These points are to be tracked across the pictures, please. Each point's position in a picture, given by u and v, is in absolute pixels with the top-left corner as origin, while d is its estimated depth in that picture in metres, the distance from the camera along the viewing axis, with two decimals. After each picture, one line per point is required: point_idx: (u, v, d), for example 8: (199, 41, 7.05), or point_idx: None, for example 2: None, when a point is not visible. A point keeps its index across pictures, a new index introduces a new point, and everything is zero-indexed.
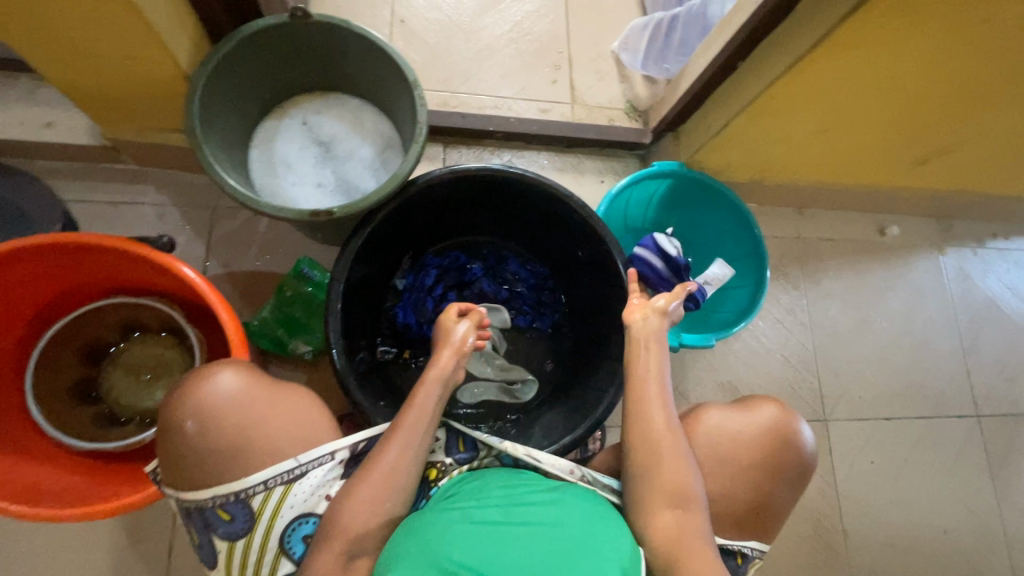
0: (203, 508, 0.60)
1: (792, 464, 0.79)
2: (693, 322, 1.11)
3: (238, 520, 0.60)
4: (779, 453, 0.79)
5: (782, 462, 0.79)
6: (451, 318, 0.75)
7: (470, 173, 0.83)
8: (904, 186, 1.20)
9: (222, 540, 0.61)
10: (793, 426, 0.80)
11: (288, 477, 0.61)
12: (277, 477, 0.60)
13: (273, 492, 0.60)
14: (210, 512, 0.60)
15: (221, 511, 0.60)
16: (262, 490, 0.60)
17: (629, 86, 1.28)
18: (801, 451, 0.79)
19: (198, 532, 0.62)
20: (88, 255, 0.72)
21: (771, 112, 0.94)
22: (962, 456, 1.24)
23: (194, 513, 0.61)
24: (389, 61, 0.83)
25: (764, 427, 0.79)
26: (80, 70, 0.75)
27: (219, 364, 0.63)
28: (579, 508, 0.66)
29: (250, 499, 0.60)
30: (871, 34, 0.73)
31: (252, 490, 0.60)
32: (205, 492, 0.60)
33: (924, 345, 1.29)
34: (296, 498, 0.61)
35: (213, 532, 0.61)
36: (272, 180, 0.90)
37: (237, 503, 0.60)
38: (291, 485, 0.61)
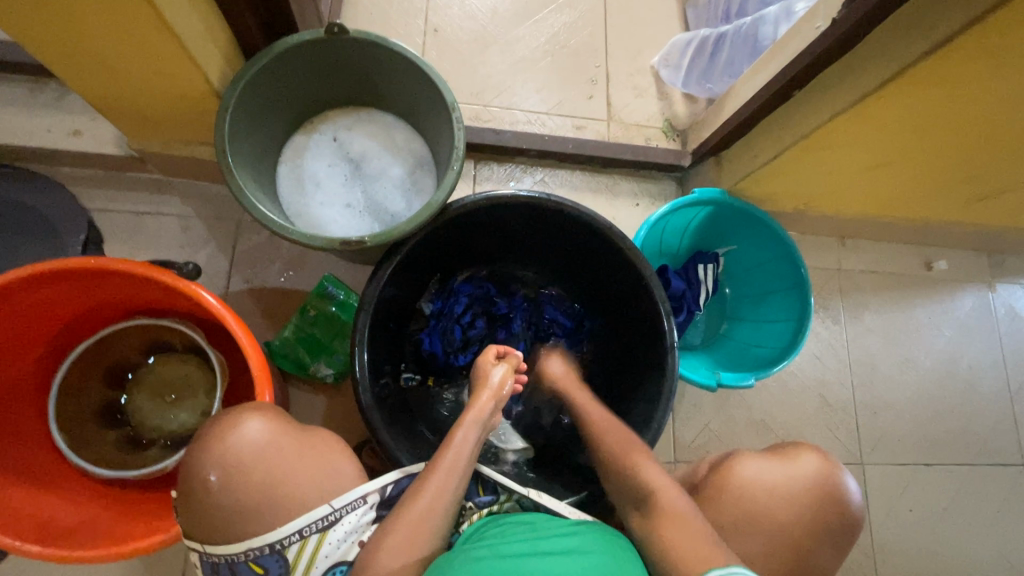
0: (234, 562, 0.56)
1: (836, 523, 0.72)
2: (730, 358, 1.07)
3: (273, 571, 0.56)
4: (823, 510, 0.72)
5: (826, 518, 0.72)
6: (490, 361, 0.78)
7: (506, 200, 0.79)
8: (958, 221, 1.13)
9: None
10: (838, 479, 0.73)
11: (322, 525, 0.57)
12: (312, 524, 0.56)
13: (308, 541, 0.56)
14: (242, 565, 0.56)
15: (254, 564, 0.56)
16: (297, 539, 0.56)
17: (668, 105, 1.23)
18: (849, 507, 0.73)
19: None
20: (109, 278, 0.68)
21: (827, 144, 0.88)
22: (1006, 507, 1.17)
23: (223, 565, 0.57)
24: (427, 80, 0.79)
25: (807, 481, 0.73)
26: (108, 83, 0.72)
27: (246, 412, 0.60)
28: (607, 543, 0.60)
29: (285, 550, 0.56)
30: (950, 71, 0.67)
31: (287, 540, 0.56)
32: (237, 544, 0.55)
33: (969, 387, 1.23)
34: (331, 546, 0.57)
35: None
36: (301, 198, 0.87)
37: (271, 555, 0.56)
38: (326, 532, 0.57)
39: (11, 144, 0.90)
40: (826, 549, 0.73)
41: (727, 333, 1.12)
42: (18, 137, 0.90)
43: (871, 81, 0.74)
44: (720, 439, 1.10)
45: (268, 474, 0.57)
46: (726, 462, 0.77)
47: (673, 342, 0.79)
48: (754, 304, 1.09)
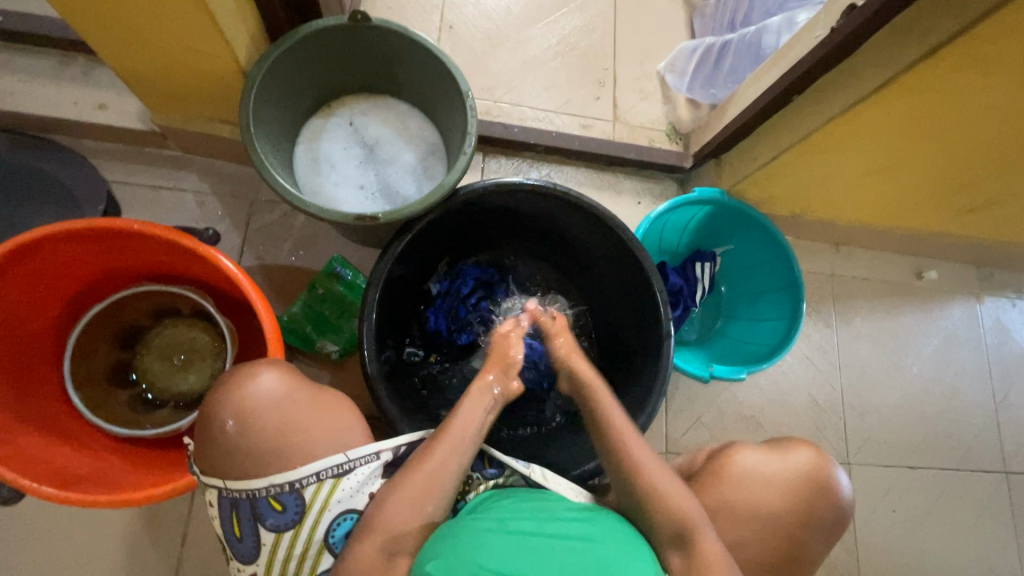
0: (256, 497, 0.60)
1: (827, 512, 0.76)
2: (723, 354, 1.10)
3: (289, 510, 0.60)
4: (813, 498, 0.76)
5: (815, 507, 0.76)
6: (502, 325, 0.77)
7: (513, 187, 0.82)
8: (947, 232, 1.17)
9: (270, 532, 0.60)
10: (828, 470, 0.77)
11: (338, 471, 0.62)
12: (329, 469, 0.61)
13: (323, 485, 0.61)
14: (263, 501, 0.60)
15: (274, 500, 0.60)
16: (314, 481, 0.61)
17: (672, 108, 1.27)
18: (837, 498, 0.76)
19: (243, 523, 0.61)
20: (122, 239, 0.71)
21: (824, 148, 0.92)
22: (986, 512, 1.20)
23: (243, 501, 0.60)
24: (443, 69, 0.83)
25: (799, 472, 0.76)
26: (141, 59, 0.76)
27: (262, 364, 0.64)
28: (612, 529, 0.63)
29: (303, 491, 0.60)
30: (938, 82, 0.71)
31: (306, 481, 0.60)
32: (260, 479, 0.60)
33: (955, 395, 1.26)
34: (344, 492, 0.62)
35: (259, 523, 0.60)
36: (316, 178, 0.90)
37: (290, 493, 0.60)
38: (340, 480, 0.62)
39: (37, 114, 0.93)
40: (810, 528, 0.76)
41: (722, 330, 1.15)
42: (43, 107, 0.93)
43: (866, 88, 0.78)
44: (711, 432, 1.13)
45: (284, 423, 0.61)
46: (722, 453, 0.78)
47: (668, 329, 0.82)
48: (748, 303, 1.12)
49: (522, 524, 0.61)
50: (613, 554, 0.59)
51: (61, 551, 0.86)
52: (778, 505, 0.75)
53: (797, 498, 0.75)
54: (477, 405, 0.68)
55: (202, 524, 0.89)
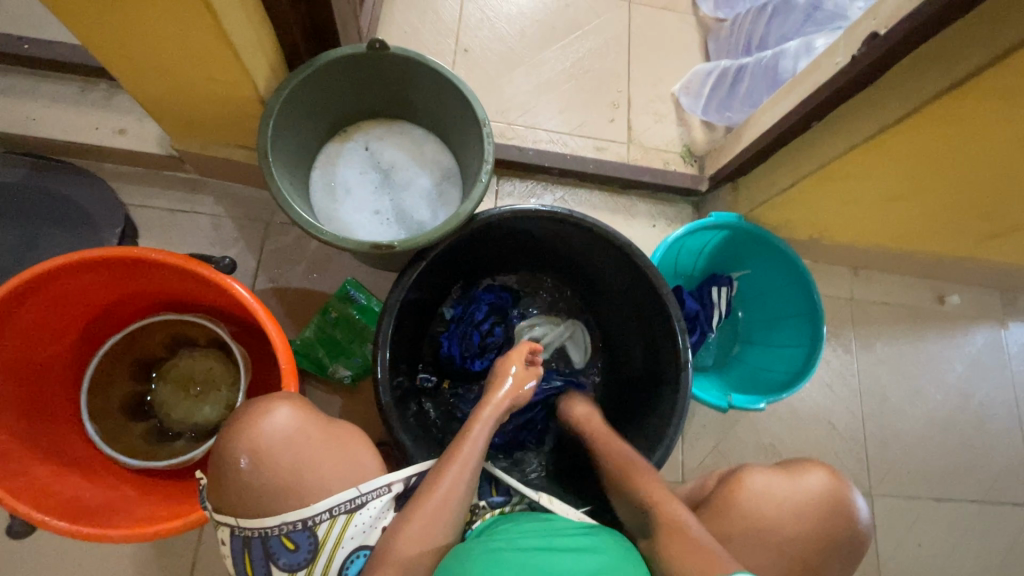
0: (268, 536, 0.58)
1: (844, 536, 0.72)
2: (742, 381, 1.08)
3: (302, 549, 0.59)
4: (830, 522, 0.72)
5: (830, 531, 0.72)
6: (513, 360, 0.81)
7: (529, 215, 0.82)
8: (970, 257, 1.15)
9: (283, 571, 0.58)
10: (845, 493, 0.73)
11: (351, 506, 0.60)
12: (341, 505, 0.60)
13: (337, 521, 0.59)
14: (275, 540, 0.58)
15: (286, 539, 0.58)
16: (327, 518, 0.59)
17: (687, 131, 1.26)
18: (853, 522, 0.72)
19: (255, 562, 0.59)
20: (139, 270, 0.71)
21: (844, 175, 0.91)
22: (1014, 547, 1.16)
23: (256, 539, 0.59)
24: (459, 96, 0.83)
25: (813, 494, 0.72)
26: (162, 87, 0.77)
27: (276, 398, 0.62)
28: (627, 547, 0.62)
29: (317, 528, 0.59)
30: (963, 113, 0.70)
31: (319, 518, 0.59)
32: (273, 517, 0.58)
33: (980, 424, 1.22)
34: (357, 528, 0.60)
35: (272, 563, 0.59)
36: (332, 203, 0.90)
37: (302, 531, 0.58)
38: (353, 514, 0.60)
39: (59, 139, 0.94)
40: (826, 554, 0.72)
41: (739, 355, 1.13)
42: (65, 132, 0.94)
43: (891, 116, 0.77)
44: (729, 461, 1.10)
45: (298, 461, 0.59)
46: (733, 475, 0.76)
47: (686, 360, 0.80)
48: (766, 328, 1.10)
49: (525, 541, 0.61)
50: (618, 559, 0.59)
51: None
52: (790, 529, 0.71)
53: (811, 522, 0.71)
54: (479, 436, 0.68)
55: (211, 552, 0.88)
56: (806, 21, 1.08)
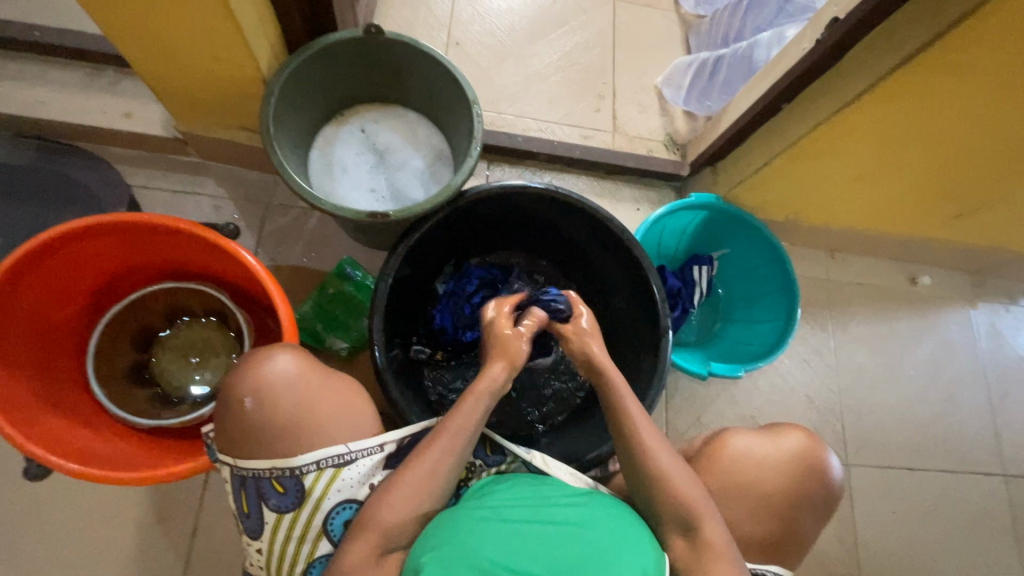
0: (260, 477, 0.63)
1: (818, 494, 0.77)
2: (722, 354, 1.13)
3: (290, 493, 0.63)
4: (807, 481, 0.76)
5: (808, 488, 0.76)
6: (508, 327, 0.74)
7: (517, 189, 0.87)
8: (938, 238, 1.21)
9: (272, 512, 0.63)
10: (821, 455, 0.78)
11: (339, 461, 0.64)
12: (329, 459, 0.63)
13: (324, 473, 0.63)
14: (266, 482, 0.63)
15: (277, 483, 0.63)
16: (314, 469, 0.63)
17: (669, 120, 1.32)
18: (829, 482, 0.77)
19: (250, 500, 0.64)
20: (145, 235, 0.75)
21: (814, 154, 0.97)
22: (985, 515, 1.21)
23: (249, 480, 0.63)
24: (450, 78, 0.88)
25: (790, 454, 0.78)
26: (169, 67, 0.81)
27: (278, 347, 0.67)
28: (614, 516, 0.65)
29: (303, 477, 0.63)
30: (916, 88, 0.76)
31: (305, 468, 0.62)
32: (263, 461, 0.63)
33: (951, 399, 1.28)
34: (344, 482, 0.64)
35: (264, 502, 0.63)
36: (329, 181, 0.95)
37: (290, 478, 0.62)
38: (340, 469, 0.64)
39: (66, 121, 0.98)
40: (805, 509, 0.76)
41: (721, 332, 1.18)
42: (73, 115, 0.99)
43: (851, 94, 0.83)
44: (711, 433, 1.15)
45: (298, 402, 0.64)
46: (718, 437, 0.80)
47: (666, 325, 0.85)
48: (746, 306, 1.15)
49: (516, 511, 0.63)
50: (608, 538, 0.61)
51: (73, 541, 0.88)
52: (771, 486, 0.76)
53: (790, 480, 0.76)
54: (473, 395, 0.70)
55: (212, 515, 0.91)
56: (778, 14, 1.15)
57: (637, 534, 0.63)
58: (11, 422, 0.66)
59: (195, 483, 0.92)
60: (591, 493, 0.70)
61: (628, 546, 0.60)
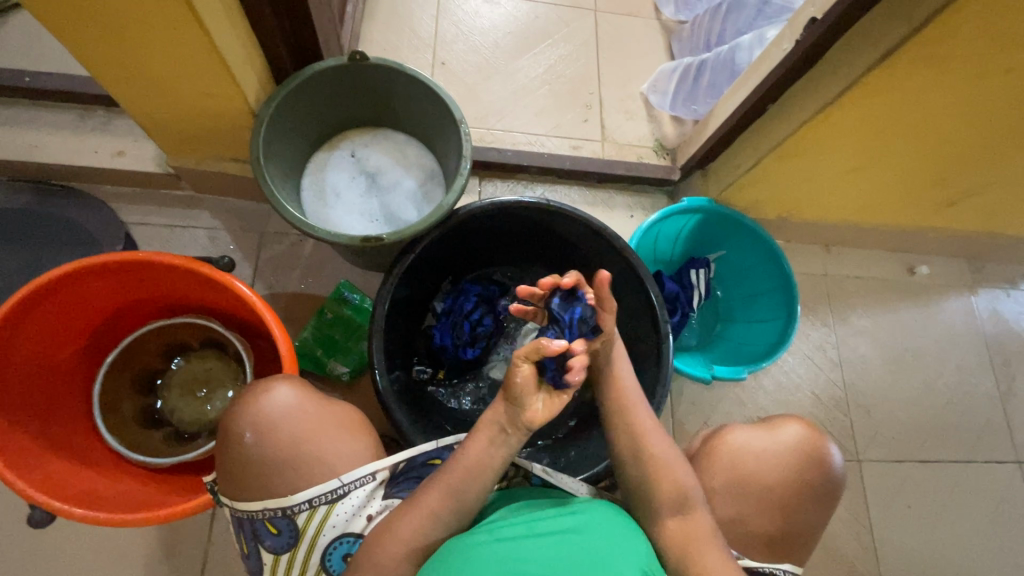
0: (254, 519, 0.63)
1: (819, 483, 0.75)
2: (723, 355, 1.13)
3: (284, 534, 0.63)
4: (806, 472, 0.75)
5: (808, 479, 0.75)
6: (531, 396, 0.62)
7: (509, 205, 0.87)
8: (932, 227, 1.21)
9: (269, 552, 0.63)
10: (820, 445, 0.76)
11: (331, 497, 0.63)
12: (321, 496, 0.63)
13: (317, 511, 0.63)
14: (260, 523, 0.63)
15: (270, 524, 0.63)
16: (307, 508, 0.62)
17: (658, 126, 1.33)
18: (830, 470, 0.75)
19: (248, 541, 0.65)
20: (137, 273, 0.75)
21: (802, 152, 0.97)
22: (1003, 504, 1.19)
23: (245, 521, 0.64)
24: (438, 100, 0.89)
25: (788, 446, 0.76)
26: (160, 105, 0.82)
27: (273, 379, 0.67)
28: (620, 529, 0.63)
29: (296, 516, 0.62)
30: (897, 81, 0.76)
31: (298, 507, 0.62)
32: (256, 503, 0.63)
33: (959, 386, 1.27)
34: (338, 517, 0.63)
35: (261, 543, 0.64)
36: (322, 207, 0.95)
37: (284, 518, 0.62)
38: (334, 504, 0.63)
39: (59, 163, 0.99)
40: (807, 499, 0.75)
41: (722, 333, 1.17)
42: (65, 157, 0.99)
43: (833, 91, 0.83)
44: None
45: (296, 433, 0.64)
46: (715, 434, 0.79)
47: (666, 331, 0.85)
48: (745, 306, 1.16)
49: (512, 529, 0.63)
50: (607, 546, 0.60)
51: None
52: (769, 479, 0.75)
53: (788, 471, 0.75)
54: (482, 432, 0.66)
55: (221, 551, 0.90)
56: (758, 15, 1.16)
57: (635, 543, 0.62)
58: (13, 469, 0.66)
59: (202, 519, 0.91)
60: (590, 503, 0.68)
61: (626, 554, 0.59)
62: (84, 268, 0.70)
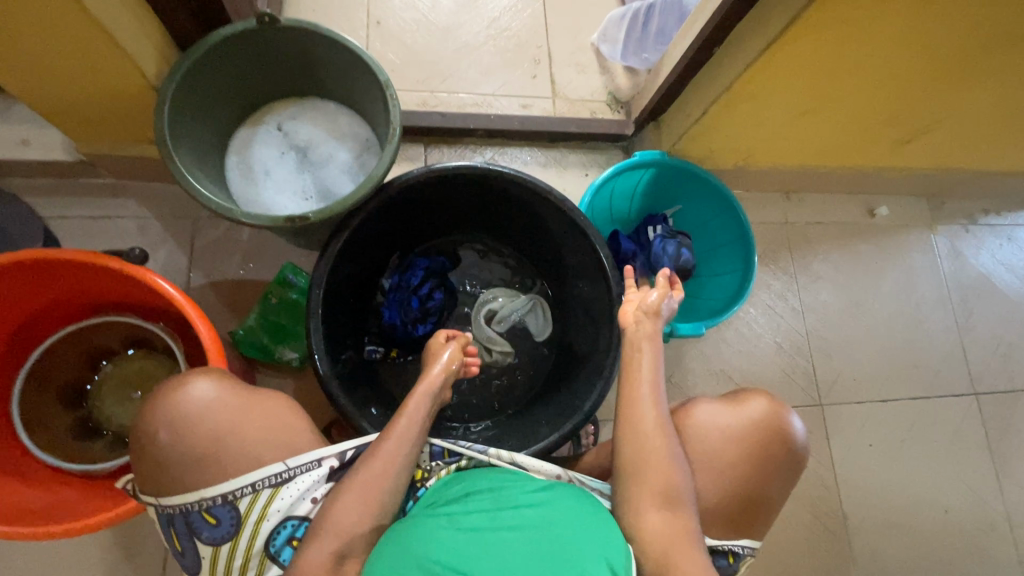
0: (188, 512, 0.60)
1: (782, 456, 0.77)
2: (684, 312, 1.11)
3: (224, 523, 0.60)
4: (769, 446, 0.76)
5: (771, 453, 0.76)
6: (440, 342, 0.80)
7: (446, 171, 0.82)
8: (890, 166, 1.19)
9: (207, 545, 0.60)
10: (783, 418, 0.78)
11: (277, 480, 0.61)
12: (266, 479, 0.61)
13: (261, 495, 0.61)
14: (196, 515, 0.60)
15: (208, 514, 0.60)
16: (250, 491, 0.60)
17: (610, 78, 1.28)
18: (792, 442, 0.77)
19: (181, 536, 0.61)
20: (39, 275, 0.70)
21: (751, 98, 0.94)
22: (959, 434, 1.23)
23: (177, 516, 0.61)
24: (360, 63, 0.83)
25: (752, 421, 0.77)
26: (49, 86, 0.75)
27: (194, 373, 0.64)
28: (579, 509, 0.64)
29: (238, 502, 0.60)
30: (840, 14, 0.72)
31: (240, 492, 0.60)
32: (191, 493, 0.60)
33: (918, 324, 1.28)
34: (283, 501, 0.61)
35: (197, 537, 0.61)
36: (251, 187, 0.90)
37: (223, 506, 0.60)
38: (279, 488, 0.61)
39: None
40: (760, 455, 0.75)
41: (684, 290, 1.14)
42: None
43: (773, 31, 0.78)
44: (683, 391, 1.13)
45: (217, 430, 0.61)
46: (681, 410, 0.79)
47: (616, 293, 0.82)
48: (705, 259, 1.13)
49: (470, 518, 0.62)
50: (568, 528, 0.60)
51: None
52: (733, 455, 0.75)
53: (752, 446, 0.76)
54: (417, 398, 0.70)
55: None
56: None
57: (598, 520, 0.63)
58: None
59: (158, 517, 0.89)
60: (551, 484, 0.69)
61: (590, 536, 0.60)
62: None
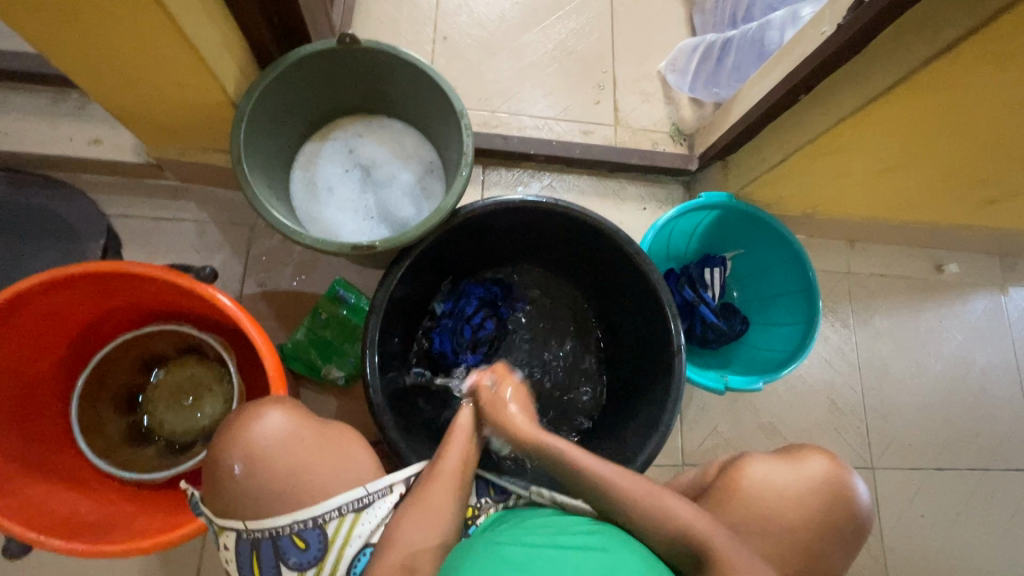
0: (278, 536, 0.59)
1: (845, 522, 0.71)
2: (741, 364, 1.06)
3: (312, 547, 0.59)
4: (830, 510, 0.70)
5: (833, 518, 0.70)
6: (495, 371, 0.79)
7: (513, 205, 0.80)
8: (969, 225, 1.12)
9: (292, 571, 0.59)
10: (845, 480, 0.72)
11: (358, 505, 0.61)
12: (350, 503, 0.61)
13: (345, 520, 0.60)
14: (285, 538, 0.59)
15: (296, 538, 0.59)
16: (336, 516, 0.60)
17: (675, 109, 1.24)
18: (856, 508, 0.71)
19: (264, 563, 0.59)
20: (103, 286, 0.71)
21: (835, 150, 0.89)
22: (1017, 512, 1.16)
23: (265, 541, 0.59)
24: (435, 88, 0.81)
25: (811, 482, 0.71)
26: (135, 98, 0.76)
27: (267, 405, 0.64)
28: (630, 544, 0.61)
29: (326, 526, 0.59)
30: (953, 81, 0.68)
31: (328, 515, 0.59)
32: (283, 517, 0.59)
33: (981, 390, 1.21)
34: (364, 527, 0.61)
35: (281, 562, 0.59)
36: (314, 204, 0.89)
37: (313, 530, 0.59)
38: (360, 513, 0.61)
39: (34, 153, 0.93)
40: (830, 540, 0.70)
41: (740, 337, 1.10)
42: (38, 145, 0.93)
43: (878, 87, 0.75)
44: (729, 442, 1.10)
45: (292, 463, 0.61)
46: (735, 464, 0.76)
47: (679, 344, 0.79)
48: (764, 306, 1.09)
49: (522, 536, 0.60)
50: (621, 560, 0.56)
51: None
52: (791, 518, 0.70)
53: (812, 510, 0.70)
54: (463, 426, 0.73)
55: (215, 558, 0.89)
56: None
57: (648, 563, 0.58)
58: None
59: None
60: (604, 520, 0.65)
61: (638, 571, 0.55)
62: (45, 286, 0.66)
